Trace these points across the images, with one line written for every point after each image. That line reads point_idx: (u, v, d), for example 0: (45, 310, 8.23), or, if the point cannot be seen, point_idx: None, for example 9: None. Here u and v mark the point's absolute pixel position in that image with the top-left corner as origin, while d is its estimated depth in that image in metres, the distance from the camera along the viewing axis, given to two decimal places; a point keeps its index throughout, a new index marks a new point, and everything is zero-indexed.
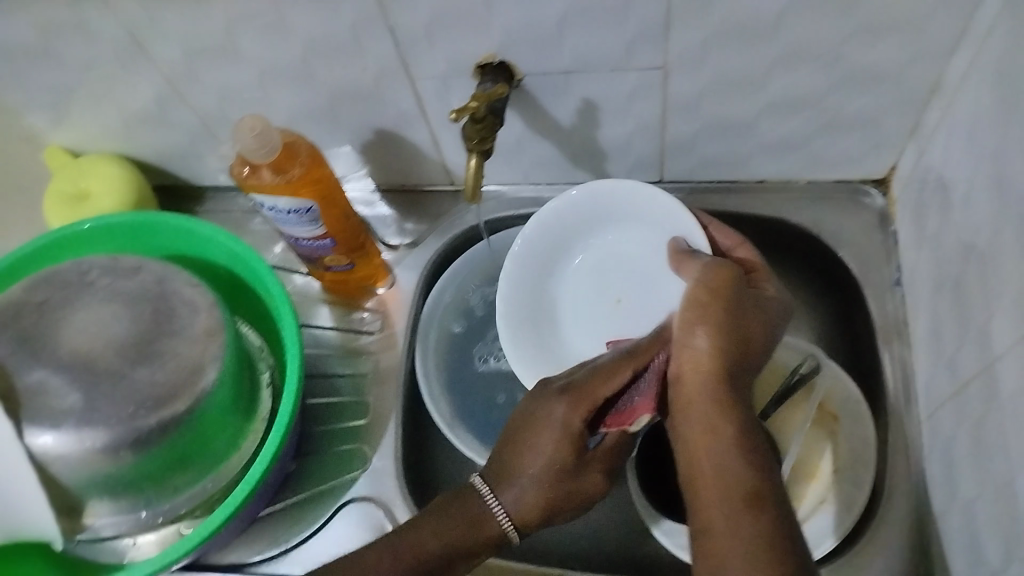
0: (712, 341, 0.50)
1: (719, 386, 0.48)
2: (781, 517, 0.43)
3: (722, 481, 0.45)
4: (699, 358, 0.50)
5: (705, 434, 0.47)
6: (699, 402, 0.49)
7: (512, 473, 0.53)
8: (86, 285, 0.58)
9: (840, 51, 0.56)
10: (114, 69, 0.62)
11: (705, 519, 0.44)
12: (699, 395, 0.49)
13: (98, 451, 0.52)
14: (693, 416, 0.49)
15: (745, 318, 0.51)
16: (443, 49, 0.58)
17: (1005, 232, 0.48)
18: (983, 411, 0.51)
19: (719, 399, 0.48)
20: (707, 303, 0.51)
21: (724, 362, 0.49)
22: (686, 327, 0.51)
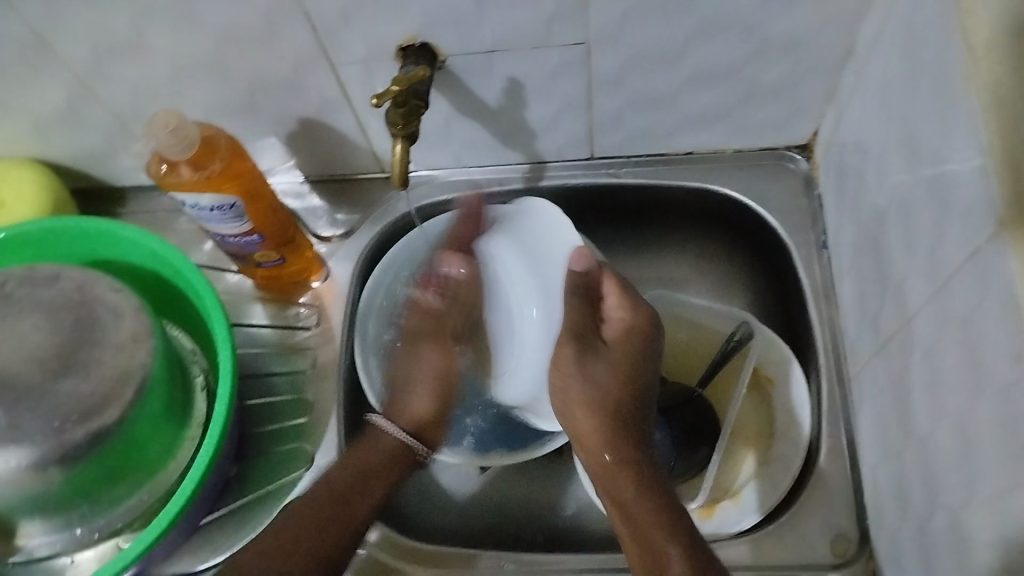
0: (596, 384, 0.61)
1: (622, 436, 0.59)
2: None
3: (630, 513, 0.55)
4: (593, 429, 0.60)
5: (646, 527, 0.54)
6: (614, 460, 0.59)
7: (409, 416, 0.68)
8: (1, 296, 0.55)
9: (756, 19, 0.56)
10: (18, 70, 0.59)
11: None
12: (607, 448, 0.59)
13: (25, 469, 0.51)
14: (628, 502, 0.56)
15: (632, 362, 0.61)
16: (360, 34, 0.56)
17: (920, 190, 0.50)
18: (907, 363, 0.52)
19: (642, 480, 0.57)
20: (597, 353, 0.62)
21: (610, 405, 0.60)
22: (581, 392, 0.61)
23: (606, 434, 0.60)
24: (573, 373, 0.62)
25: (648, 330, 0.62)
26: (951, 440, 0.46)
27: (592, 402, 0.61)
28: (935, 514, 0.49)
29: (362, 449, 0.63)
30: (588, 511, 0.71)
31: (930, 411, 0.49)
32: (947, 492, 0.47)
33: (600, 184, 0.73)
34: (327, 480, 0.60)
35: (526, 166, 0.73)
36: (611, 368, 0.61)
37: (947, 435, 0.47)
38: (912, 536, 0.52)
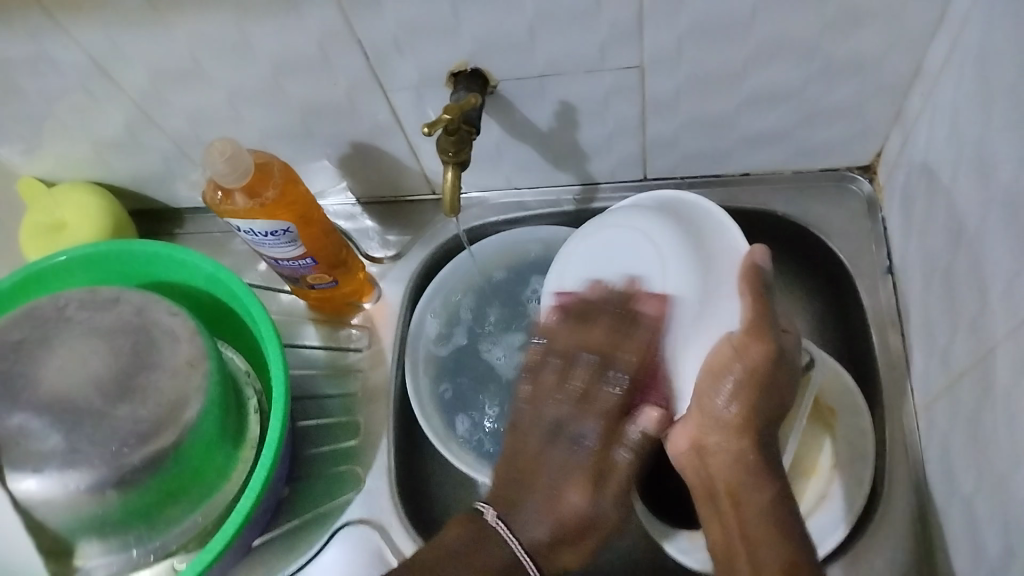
0: (738, 395, 0.50)
1: (755, 470, 0.50)
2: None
3: (764, 549, 0.47)
4: (731, 436, 0.51)
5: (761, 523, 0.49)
6: (747, 490, 0.50)
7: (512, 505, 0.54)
8: (63, 320, 0.56)
9: (818, 41, 0.55)
10: (82, 99, 0.61)
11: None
12: (729, 473, 0.51)
13: (83, 492, 0.52)
14: (748, 510, 0.50)
15: (778, 386, 0.51)
16: (414, 60, 0.56)
17: (994, 218, 0.47)
18: (978, 398, 0.50)
19: (749, 474, 0.50)
20: (755, 372, 0.50)
21: (751, 440, 0.51)
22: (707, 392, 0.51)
23: (726, 463, 0.51)
24: (720, 390, 0.51)
25: (760, 380, 0.50)
26: None
27: (721, 421, 0.51)
28: (1010, 558, 0.46)
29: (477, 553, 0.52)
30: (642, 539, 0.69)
31: (1004, 451, 0.46)
32: (1022, 534, 0.45)
33: None
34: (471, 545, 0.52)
35: (578, 187, 0.72)
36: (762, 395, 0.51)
37: (1022, 477, 0.44)
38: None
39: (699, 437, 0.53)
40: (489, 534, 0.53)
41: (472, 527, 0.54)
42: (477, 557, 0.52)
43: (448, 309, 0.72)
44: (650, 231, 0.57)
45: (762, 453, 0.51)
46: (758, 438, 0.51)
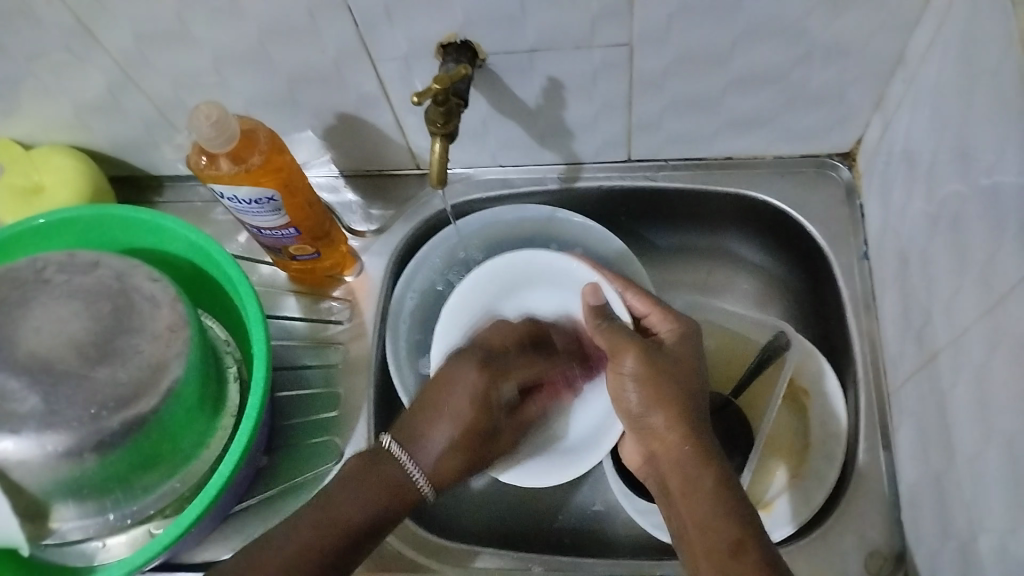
0: (641, 391, 0.55)
1: (694, 455, 0.52)
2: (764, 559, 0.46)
3: (698, 550, 0.49)
4: (648, 420, 0.55)
5: (684, 484, 0.51)
6: (670, 468, 0.53)
7: (415, 437, 0.56)
8: (43, 282, 0.55)
9: (804, 23, 0.55)
10: (65, 58, 0.60)
11: (687, 538, 0.50)
12: (671, 465, 0.53)
13: (60, 454, 0.51)
14: (676, 484, 0.52)
15: (671, 375, 0.55)
16: (403, 32, 0.56)
17: (972, 201, 0.48)
18: (950, 378, 0.51)
19: (676, 454, 0.53)
20: (642, 375, 0.55)
21: (668, 416, 0.54)
22: (620, 392, 0.57)
23: (654, 432, 0.54)
24: (625, 387, 0.56)
25: (645, 361, 0.56)
26: (997, 456, 0.45)
27: (637, 418, 0.56)
28: (977, 531, 0.47)
29: (383, 477, 0.54)
30: (617, 515, 0.71)
31: (976, 432, 0.48)
32: (991, 509, 0.46)
33: (637, 187, 0.73)
34: (341, 480, 0.53)
35: (562, 167, 0.73)
36: (656, 398, 0.54)
37: (993, 451, 0.45)
38: (951, 552, 0.51)
39: (647, 448, 0.55)
40: (390, 474, 0.54)
41: (371, 462, 0.54)
42: (369, 485, 0.53)
43: (429, 288, 0.73)
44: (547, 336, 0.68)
45: (704, 442, 0.53)
46: (696, 432, 0.53)
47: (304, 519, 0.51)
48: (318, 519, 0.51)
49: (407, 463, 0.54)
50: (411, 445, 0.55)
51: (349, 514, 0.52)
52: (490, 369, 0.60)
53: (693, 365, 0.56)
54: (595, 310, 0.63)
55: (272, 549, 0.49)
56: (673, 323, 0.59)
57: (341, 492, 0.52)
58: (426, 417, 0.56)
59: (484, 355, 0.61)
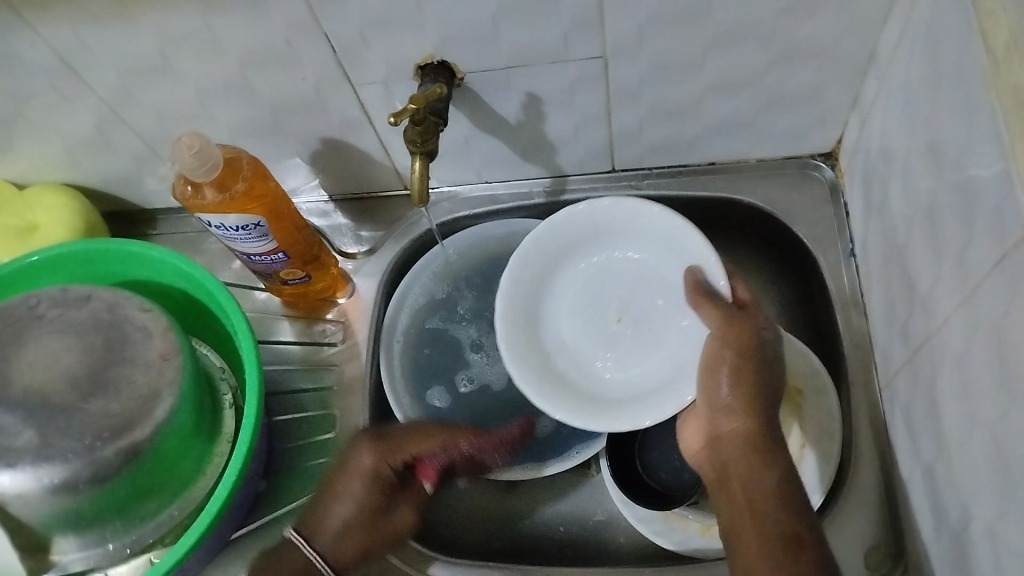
0: (737, 382, 0.54)
1: (761, 451, 0.53)
2: (818, 560, 0.47)
3: (753, 542, 0.50)
4: (727, 409, 0.55)
5: (749, 482, 0.52)
6: (738, 460, 0.54)
7: (318, 523, 0.59)
8: (34, 318, 0.56)
9: (774, 26, 0.56)
10: (51, 98, 0.61)
11: (738, 533, 0.51)
12: (740, 455, 0.54)
13: (56, 487, 0.52)
14: (739, 477, 0.53)
15: (769, 369, 0.55)
16: (380, 55, 0.57)
17: (946, 193, 0.49)
18: (936, 371, 0.51)
19: (754, 448, 0.53)
20: (740, 358, 0.55)
21: (758, 414, 0.54)
22: (712, 371, 0.56)
23: (733, 423, 0.55)
24: (718, 381, 0.56)
25: (750, 347, 0.55)
26: (983, 446, 0.45)
27: (722, 406, 0.55)
28: (968, 519, 0.47)
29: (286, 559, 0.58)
30: (619, 521, 0.71)
31: (961, 423, 0.47)
32: (979, 497, 0.46)
33: (623, 197, 0.73)
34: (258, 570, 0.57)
35: (548, 180, 0.74)
36: (744, 391, 0.54)
37: (978, 441, 0.45)
38: (947, 543, 0.51)
39: (714, 428, 0.56)
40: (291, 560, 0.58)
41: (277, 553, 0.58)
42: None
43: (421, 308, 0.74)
44: (637, 274, 0.67)
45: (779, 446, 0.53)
46: (772, 429, 0.54)
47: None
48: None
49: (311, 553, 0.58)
50: (313, 530, 0.59)
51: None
52: (382, 446, 0.61)
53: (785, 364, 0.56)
54: (698, 290, 0.60)
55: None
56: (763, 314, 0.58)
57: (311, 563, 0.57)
58: (328, 497, 0.61)
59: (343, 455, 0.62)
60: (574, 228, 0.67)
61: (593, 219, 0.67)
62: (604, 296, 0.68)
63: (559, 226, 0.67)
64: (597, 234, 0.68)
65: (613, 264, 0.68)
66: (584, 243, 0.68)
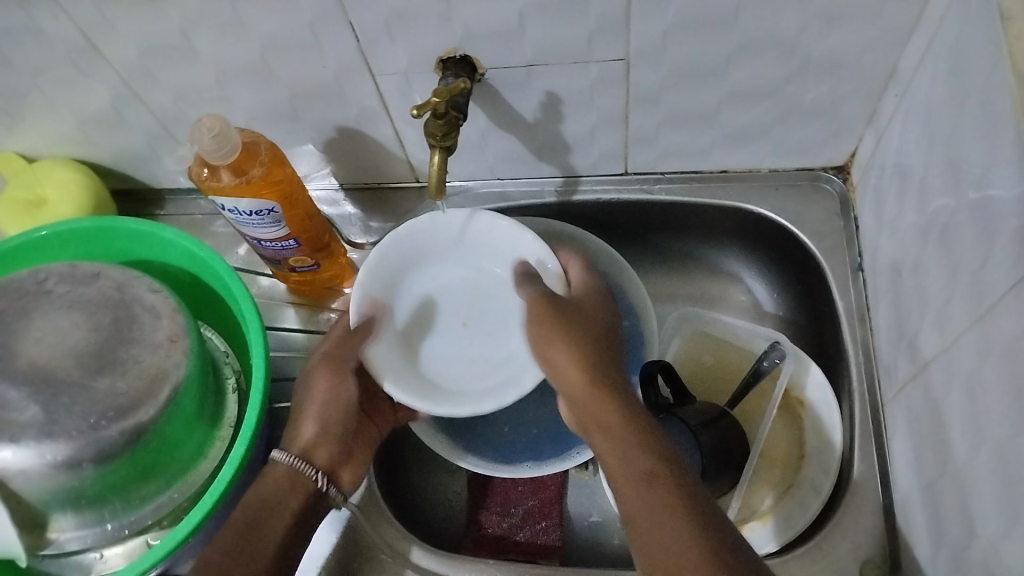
0: (571, 350, 0.53)
1: (611, 402, 0.51)
2: (683, 490, 0.45)
3: (631, 491, 0.46)
4: (567, 370, 0.53)
5: (606, 438, 0.50)
6: (596, 414, 0.51)
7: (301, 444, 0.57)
8: (44, 293, 0.56)
9: (799, 39, 0.56)
10: (69, 73, 0.61)
11: (617, 484, 0.48)
12: (592, 406, 0.51)
13: (59, 464, 0.51)
14: (599, 433, 0.50)
15: (587, 326, 0.55)
16: (403, 46, 0.57)
17: (964, 210, 0.49)
18: (944, 387, 0.51)
19: (607, 398, 0.51)
20: (553, 319, 0.55)
21: (593, 361, 0.53)
22: (545, 348, 0.55)
23: (579, 375, 0.53)
24: (552, 347, 0.54)
25: (569, 313, 0.56)
26: (989, 464, 0.45)
27: (558, 369, 0.53)
28: (969, 535, 0.48)
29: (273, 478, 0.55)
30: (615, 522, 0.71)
31: (969, 441, 0.48)
32: (982, 516, 0.46)
33: (634, 201, 0.74)
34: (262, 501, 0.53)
35: (561, 179, 0.74)
36: (568, 358, 0.53)
37: (984, 460, 0.46)
38: (946, 559, 0.51)
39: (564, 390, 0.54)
40: (281, 477, 0.55)
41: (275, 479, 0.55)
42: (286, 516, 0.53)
43: None
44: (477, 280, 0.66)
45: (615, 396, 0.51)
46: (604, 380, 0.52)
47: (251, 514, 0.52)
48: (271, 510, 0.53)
49: (300, 465, 0.56)
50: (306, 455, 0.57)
51: (271, 532, 0.52)
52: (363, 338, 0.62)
53: (602, 319, 0.57)
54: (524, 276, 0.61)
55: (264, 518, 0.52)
56: (594, 289, 0.60)
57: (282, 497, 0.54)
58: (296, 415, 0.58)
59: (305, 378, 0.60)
60: (400, 250, 0.65)
61: (437, 223, 0.66)
62: (444, 303, 0.66)
63: (400, 239, 0.65)
64: (419, 252, 0.66)
65: (446, 275, 0.67)
66: (425, 254, 0.67)
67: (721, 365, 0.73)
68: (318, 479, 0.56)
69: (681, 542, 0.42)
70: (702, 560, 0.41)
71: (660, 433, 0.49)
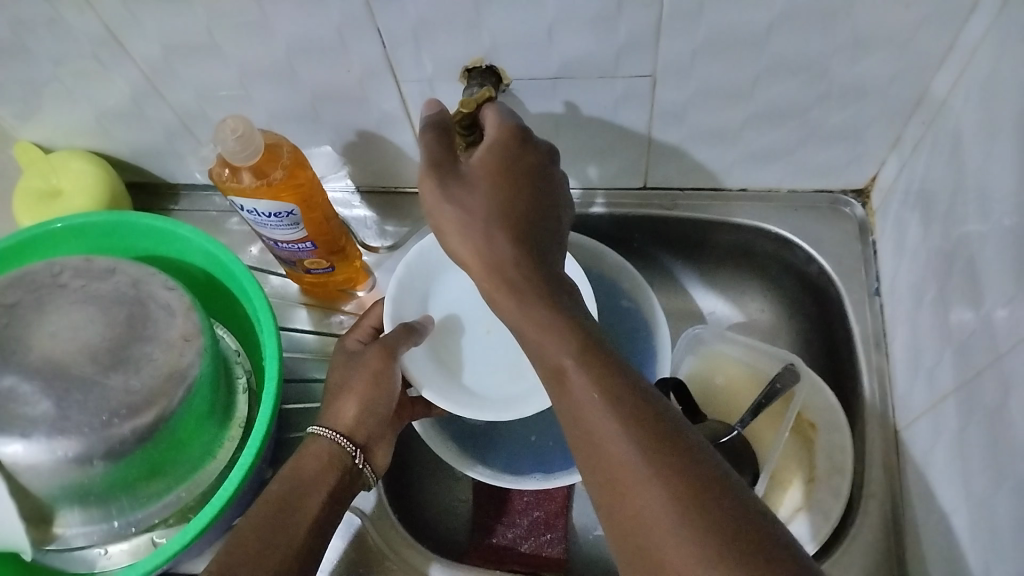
0: (485, 235, 0.47)
1: (533, 292, 0.46)
2: (630, 383, 0.42)
3: (580, 393, 0.42)
4: (481, 261, 0.47)
5: (536, 334, 0.45)
6: (515, 310, 0.46)
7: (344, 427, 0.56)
8: (58, 287, 0.56)
9: (828, 63, 0.56)
10: (91, 67, 0.61)
11: (562, 384, 0.43)
12: (512, 302, 0.46)
13: (70, 460, 0.51)
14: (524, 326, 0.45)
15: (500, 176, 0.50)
16: (430, 54, 0.57)
17: (990, 242, 0.49)
18: (962, 419, 0.51)
19: (525, 286, 0.46)
20: (473, 220, 0.48)
21: (505, 245, 0.47)
22: (479, 245, 0.47)
23: (505, 266, 0.47)
24: (468, 237, 0.48)
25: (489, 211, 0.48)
26: (1007, 499, 0.45)
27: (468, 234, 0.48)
28: (983, 570, 0.47)
29: (311, 455, 0.54)
30: None
31: (987, 475, 0.47)
32: (997, 551, 0.46)
33: (652, 215, 0.73)
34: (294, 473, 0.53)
35: (578, 191, 0.73)
36: (470, 244, 0.48)
37: (1002, 495, 0.45)
38: None
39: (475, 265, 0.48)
40: (322, 454, 0.54)
41: (315, 454, 0.54)
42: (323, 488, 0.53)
43: None
44: None
45: (526, 280, 0.47)
46: (526, 273, 0.47)
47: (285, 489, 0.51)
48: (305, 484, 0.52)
49: (342, 441, 0.55)
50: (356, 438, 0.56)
51: (303, 510, 0.51)
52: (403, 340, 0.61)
53: (525, 181, 0.50)
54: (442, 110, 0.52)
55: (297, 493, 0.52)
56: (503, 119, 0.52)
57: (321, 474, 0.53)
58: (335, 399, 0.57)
59: (344, 360, 0.59)
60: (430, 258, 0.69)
61: None
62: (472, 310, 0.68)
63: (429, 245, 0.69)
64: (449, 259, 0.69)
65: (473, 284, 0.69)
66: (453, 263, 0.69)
67: (732, 385, 0.73)
68: (356, 456, 0.56)
69: (623, 442, 0.40)
70: (647, 456, 0.39)
71: (586, 325, 0.45)
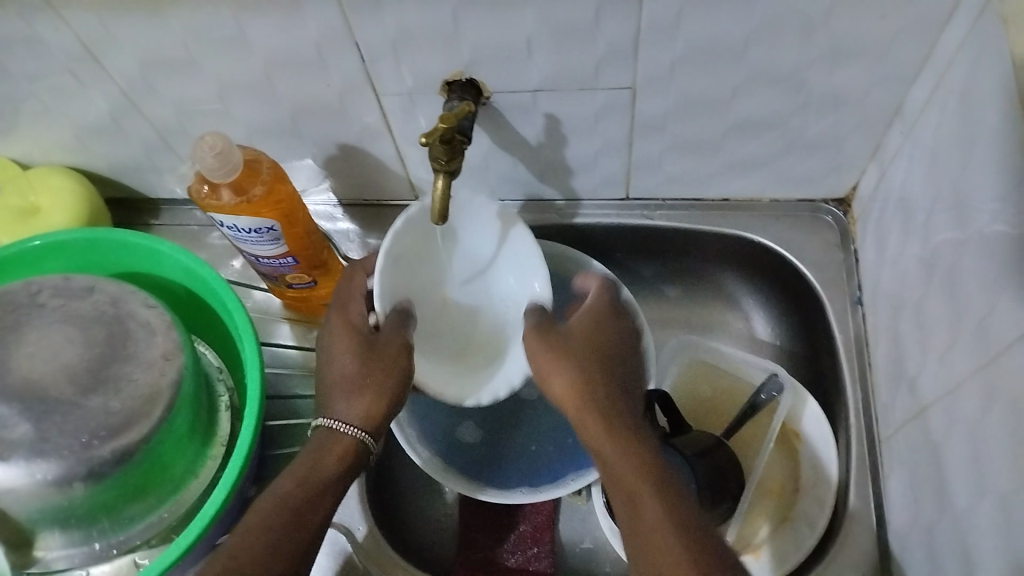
0: (577, 377, 0.55)
1: (614, 435, 0.53)
2: (691, 517, 0.48)
3: (649, 519, 0.48)
4: (572, 403, 0.55)
5: (617, 466, 0.52)
6: (601, 443, 0.53)
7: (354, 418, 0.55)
8: (36, 307, 0.55)
9: (806, 73, 0.56)
10: (68, 83, 0.60)
11: (630, 501, 0.50)
12: (599, 436, 0.53)
13: (49, 483, 0.51)
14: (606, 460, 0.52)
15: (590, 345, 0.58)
16: (410, 67, 0.56)
17: (969, 252, 0.49)
18: (944, 427, 0.51)
19: (610, 430, 0.53)
20: (563, 354, 0.57)
21: (595, 388, 0.55)
22: (573, 382, 0.55)
23: (591, 407, 0.54)
24: (567, 376, 0.56)
25: (585, 378, 0.55)
26: (989, 508, 0.45)
27: (567, 378, 0.55)
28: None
29: (324, 449, 0.54)
30: (606, 548, 0.71)
31: (970, 483, 0.48)
32: (981, 560, 0.46)
33: (634, 225, 0.73)
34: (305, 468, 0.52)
35: (561, 201, 0.73)
36: (566, 379, 0.55)
37: (985, 503, 0.46)
38: None
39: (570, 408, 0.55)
40: (331, 446, 0.54)
41: (324, 448, 0.54)
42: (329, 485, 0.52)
43: None
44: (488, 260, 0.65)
45: (615, 417, 0.54)
46: (616, 406, 0.55)
47: (290, 493, 0.51)
48: (309, 482, 0.52)
49: (350, 429, 0.54)
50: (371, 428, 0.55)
51: (311, 516, 0.50)
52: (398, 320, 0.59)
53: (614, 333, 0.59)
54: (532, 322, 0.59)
55: (306, 494, 0.51)
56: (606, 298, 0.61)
57: (327, 468, 0.53)
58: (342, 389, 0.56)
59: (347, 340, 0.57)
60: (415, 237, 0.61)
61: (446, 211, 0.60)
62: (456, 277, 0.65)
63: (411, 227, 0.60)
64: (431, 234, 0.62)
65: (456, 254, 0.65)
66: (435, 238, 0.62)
67: (718, 395, 0.73)
68: (367, 444, 0.55)
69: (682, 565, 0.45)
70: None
71: (669, 473, 0.51)
